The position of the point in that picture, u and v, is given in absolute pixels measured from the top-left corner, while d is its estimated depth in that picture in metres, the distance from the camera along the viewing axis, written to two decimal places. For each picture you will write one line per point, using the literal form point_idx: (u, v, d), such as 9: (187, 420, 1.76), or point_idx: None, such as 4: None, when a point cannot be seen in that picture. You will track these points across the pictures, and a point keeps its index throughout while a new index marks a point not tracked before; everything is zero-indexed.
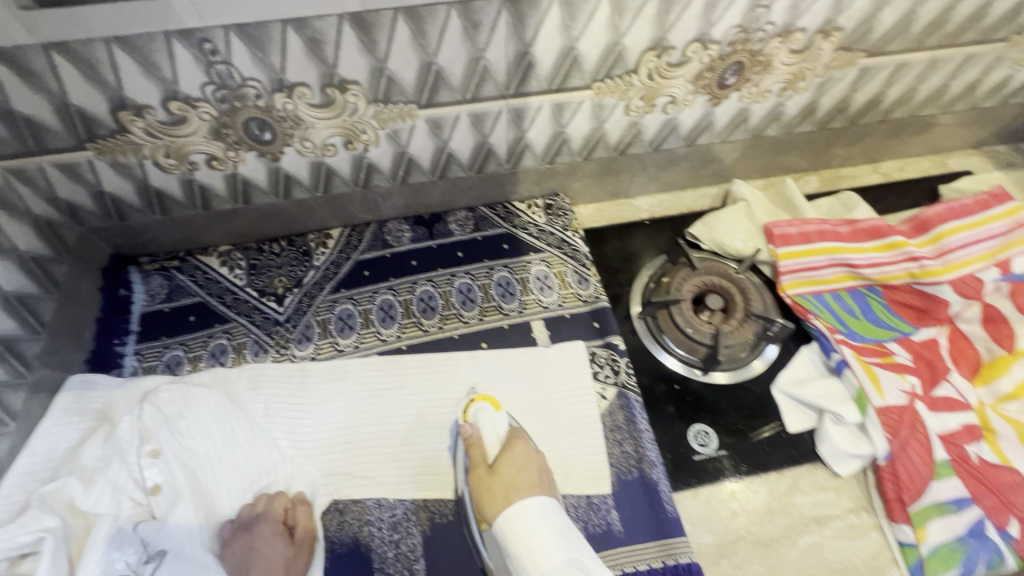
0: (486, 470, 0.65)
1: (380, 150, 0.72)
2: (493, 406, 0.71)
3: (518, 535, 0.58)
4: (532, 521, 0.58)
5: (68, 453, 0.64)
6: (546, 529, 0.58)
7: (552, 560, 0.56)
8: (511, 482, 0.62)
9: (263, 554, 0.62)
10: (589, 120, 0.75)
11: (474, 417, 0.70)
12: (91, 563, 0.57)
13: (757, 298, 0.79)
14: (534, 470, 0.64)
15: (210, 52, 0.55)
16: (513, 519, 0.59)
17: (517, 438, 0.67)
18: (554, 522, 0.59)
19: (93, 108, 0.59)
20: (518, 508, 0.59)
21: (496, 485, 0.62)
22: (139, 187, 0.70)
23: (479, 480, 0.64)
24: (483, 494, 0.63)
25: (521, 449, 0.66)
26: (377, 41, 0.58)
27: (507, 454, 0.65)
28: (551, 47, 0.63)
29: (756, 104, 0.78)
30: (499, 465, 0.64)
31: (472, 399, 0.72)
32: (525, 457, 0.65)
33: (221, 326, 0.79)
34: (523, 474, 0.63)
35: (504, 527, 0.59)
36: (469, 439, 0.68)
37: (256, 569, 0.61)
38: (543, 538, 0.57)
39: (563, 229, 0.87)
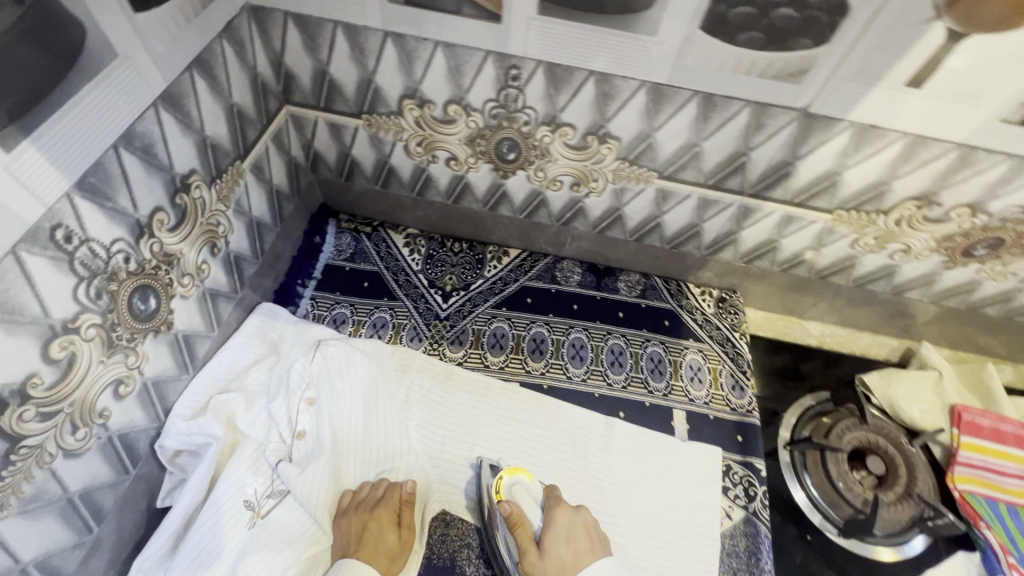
0: (541, 550, 0.62)
1: (599, 200, 0.74)
2: (525, 477, 0.68)
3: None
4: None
5: (242, 371, 0.69)
6: None
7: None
8: (568, 558, 0.61)
9: (374, 540, 0.61)
10: (810, 239, 0.73)
11: (509, 491, 0.66)
12: (231, 479, 0.62)
13: (923, 479, 0.72)
14: (583, 535, 0.63)
15: (513, 77, 0.59)
16: None
17: (558, 507, 0.65)
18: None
19: (387, 90, 0.65)
20: (586, 574, 0.60)
21: (553, 567, 0.61)
22: (379, 161, 0.76)
23: (529, 564, 0.62)
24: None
25: (563, 519, 0.64)
26: (660, 112, 0.60)
27: (557, 530, 0.63)
28: (816, 167, 0.62)
29: (991, 281, 0.73)
30: (550, 542, 0.62)
31: (500, 473, 0.67)
32: (575, 527, 0.63)
33: (388, 301, 0.83)
34: (580, 543, 0.62)
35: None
36: (511, 519, 0.64)
37: (362, 553, 0.61)
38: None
39: (730, 326, 0.85)
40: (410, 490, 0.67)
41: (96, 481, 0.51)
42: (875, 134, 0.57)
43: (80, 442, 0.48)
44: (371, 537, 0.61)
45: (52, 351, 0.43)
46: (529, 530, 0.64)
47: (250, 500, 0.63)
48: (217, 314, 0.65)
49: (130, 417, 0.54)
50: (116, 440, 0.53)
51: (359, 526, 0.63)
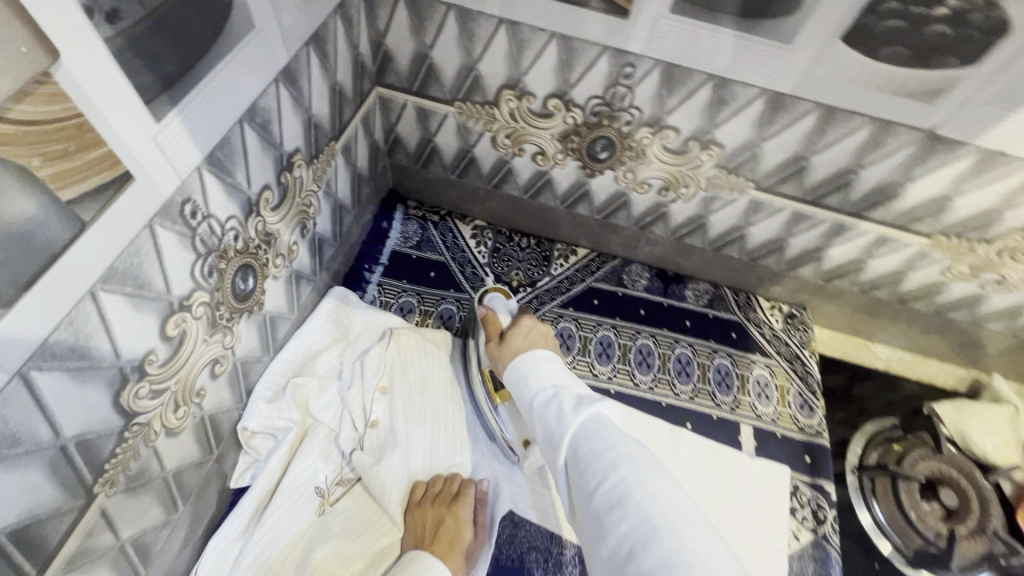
0: (500, 343, 0.59)
1: (685, 205, 0.72)
2: (502, 293, 0.69)
3: (526, 365, 0.51)
4: (531, 363, 0.51)
5: (316, 355, 0.68)
6: (549, 369, 0.50)
7: (555, 380, 0.49)
8: (518, 347, 0.56)
9: (450, 535, 0.58)
10: (900, 262, 0.71)
11: (488, 303, 0.68)
12: (304, 464, 0.62)
13: (996, 515, 0.71)
14: (540, 338, 0.58)
15: (625, 75, 0.58)
16: (518, 360, 0.52)
17: (525, 314, 0.61)
18: (558, 367, 0.50)
19: (488, 79, 0.63)
20: (529, 351, 0.52)
21: (505, 350, 0.57)
22: (461, 150, 0.75)
23: (491, 351, 0.60)
24: (495, 364, 0.58)
25: (529, 323, 0.60)
26: (774, 122, 0.58)
27: (519, 329, 0.59)
28: (927, 190, 0.60)
29: None
30: (511, 335, 0.59)
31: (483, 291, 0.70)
32: (535, 329, 0.59)
33: (455, 293, 0.82)
34: (530, 341, 0.56)
35: (512, 368, 0.52)
36: (484, 318, 0.64)
37: (437, 546, 0.57)
38: (547, 366, 0.50)
39: (799, 344, 0.83)
40: (484, 489, 0.65)
41: (187, 461, 0.51)
42: (1000, 161, 0.55)
43: (179, 420, 0.47)
44: (446, 530, 0.58)
45: (169, 329, 0.42)
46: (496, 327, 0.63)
47: (320, 486, 0.62)
48: (298, 295, 0.65)
49: (220, 397, 0.53)
50: (206, 420, 0.52)
51: (434, 518, 0.59)
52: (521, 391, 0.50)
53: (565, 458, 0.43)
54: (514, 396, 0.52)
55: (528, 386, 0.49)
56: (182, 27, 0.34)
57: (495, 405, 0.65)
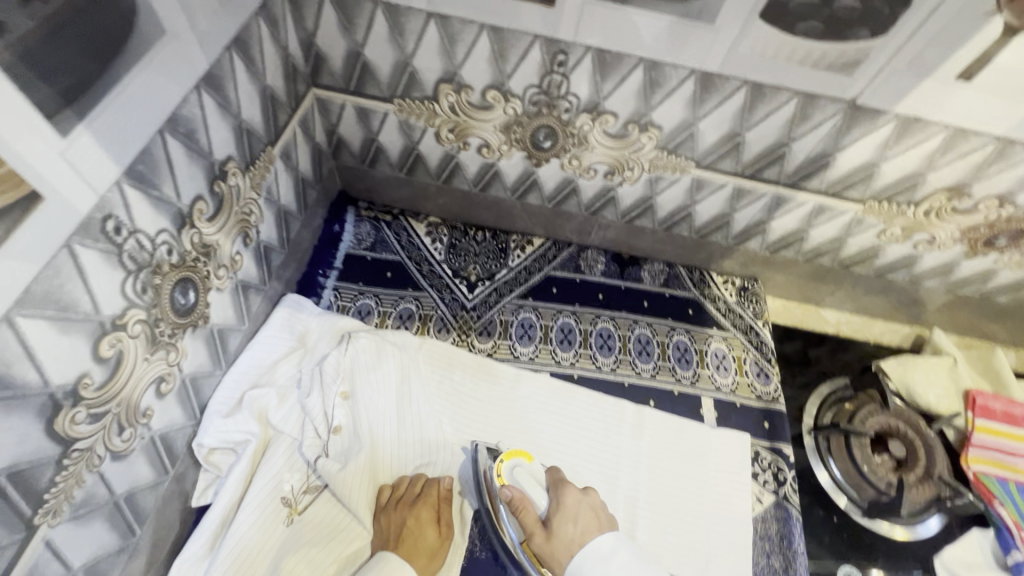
0: (547, 530, 0.61)
1: (632, 189, 0.74)
2: (525, 460, 0.66)
3: (594, 573, 0.58)
4: (604, 560, 0.58)
5: (272, 366, 0.67)
6: (618, 566, 0.58)
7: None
8: (575, 537, 0.60)
9: (414, 537, 0.60)
10: (838, 229, 0.74)
11: (507, 475, 0.64)
12: (268, 475, 0.61)
13: (941, 460, 0.75)
14: (598, 521, 0.61)
15: (558, 63, 0.58)
16: (584, 557, 0.59)
17: (566, 489, 0.63)
18: (627, 564, 0.59)
19: (424, 74, 0.62)
20: (590, 546, 0.59)
21: (560, 544, 0.60)
22: (406, 147, 0.74)
23: (538, 546, 0.60)
24: (550, 551, 0.60)
25: (571, 501, 0.62)
26: (706, 101, 0.59)
27: (564, 512, 0.61)
28: (855, 158, 0.62)
29: (1007, 270, 0.75)
30: (557, 526, 0.60)
31: (500, 456, 0.66)
32: (582, 509, 0.62)
33: (413, 292, 0.81)
34: (582, 528, 0.60)
35: (576, 570, 0.58)
36: (515, 504, 0.62)
37: (402, 549, 0.60)
38: (621, 571, 0.58)
39: (753, 315, 0.86)
40: (447, 486, 0.66)
41: (139, 483, 0.49)
42: (918, 125, 0.57)
43: (125, 443, 0.46)
44: (408, 532, 0.60)
45: (102, 350, 0.41)
46: (529, 513, 0.62)
47: (287, 497, 0.62)
48: (248, 306, 0.63)
49: (170, 416, 0.52)
50: (156, 441, 0.51)
51: (397, 521, 0.62)
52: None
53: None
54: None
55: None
56: (77, 39, 0.33)
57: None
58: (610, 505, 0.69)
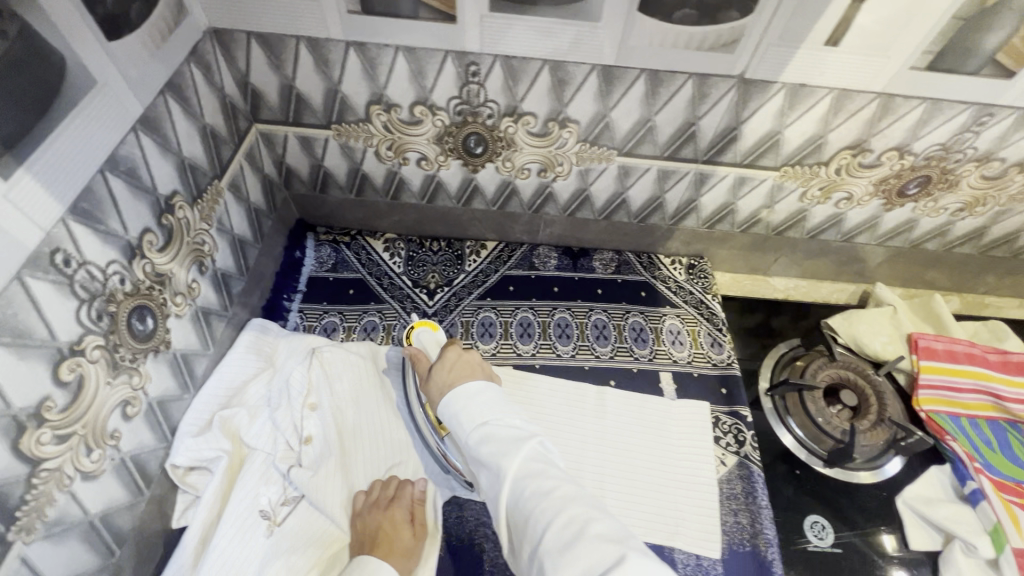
0: (428, 376, 0.65)
1: (565, 183, 0.78)
2: (430, 328, 0.75)
3: (455, 405, 0.57)
4: (463, 396, 0.58)
5: (241, 387, 0.70)
6: (482, 399, 0.57)
7: (484, 416, 0.56)
8: (447, 379, 0.62)
9: (388, 536, 0.61)
10: (763, 197, 0.78)
11: (417, 343, 0.73)
12: (244, 491, 0.64)
13: (892, 404, 0.78)
14: (467, 366, 0.64)
15: (472, 73, 0.63)
16: (451, 396, 0.59)
17: (449, 346, 0.67)
18: (485, 397, 0.58)
19: (354, 99, 0.68)
20: (459, 387, 0.59)
21: (437, 385, 0.63)
22: (351, 169, 0.79)
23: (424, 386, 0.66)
24: (430, 395, 0.64)
25: (452, 355, 0.66)
26: (612, 92, 0.64)
27: (443, 362, 0.65)
28: (758, 129, 0.67)
29: (927, 218, 0.80)
30: (437, 370, 0.64)
31: (410, 329, 0.75)
32: (463, 360, 0.65)
33: (376, 305, 0.85)
34: (456, 372, 0.63)
35: (444, 408, 0.59)
36: (413, 356, 0.69)
37: (377, 550, 0.60)
38: (478, 400, 0.57)
39: (702, 290, 0.90)
40: (420, 488, 0.68)
41: (113, 504, 0.52)
42: (805, 91, 0.63)
43: (95, 464, 0.49)
44: (386, 529, 0.62)
45: (62, 374, 0.44)
46: (424, 365, 0.68)
47: (265, 509, 0.65)
48: (211, 332, 0.67)
49: (139, 437, 0.55)
50: (128, 461, 0.54)
51: (377, 523, 0.63)
52: (455, 429, 0.57)
53: (509, 498, 0.49)
54: (453, 435, 0.59)
55: (460, 430, 0.56)
56: (14, 100, 0.38)
57: (441, 436, 0.67)
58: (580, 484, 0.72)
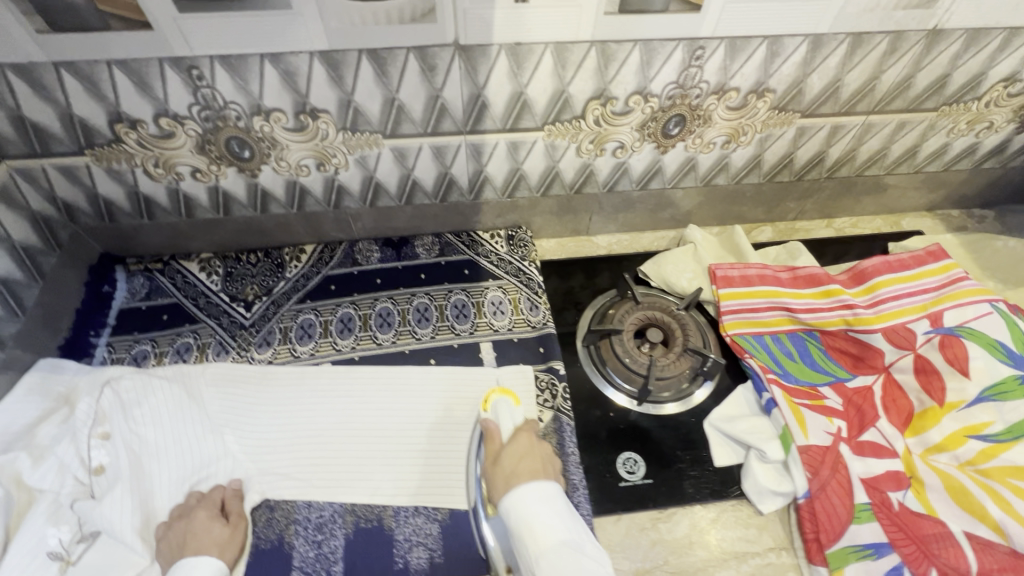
0: (497, 461, 0.65)
1: (349, 174, 0.79)
2: (509, 400, 0.72)
3: (526, 512, 0.57)
4: (534, 503, 0.58)
5: (23, 430, 0.67)
6: (553, 510, 0.58)
7: (558, 536, 0.56)
8: (514, 469, 0.63)
9: (198, 536, 0.62)
10: (543, 158, 0.81)
11: (493, 409, 0.72)
12: (27, 535, 0.62)
13: (696, 334, 0.82)
14: (536, 459, 0.64)
15: (197, 77, 0.63)
16: (521, 494, 0.59)
17: (524, 432, 0.68)
18: (557, 513, 0.58)
19: (93, 119, 0.67)
20: (532, 486, 0.59)
21: (508, 473, 0.62)
22: (130, 192, 0.78)
23: (491, 472, 0.64)
24: (494, 483, 0.63)
25: (524, 441, 0.66)
26: (344, 77, 0.65)
27: (515, 451, 0.65)
28: (501, 92, 0.70)
29: (702, 154, 0.84)
30: (508, 460, 0.64)
31: (490, 394, 0.74)
32: (535, 449, 0.65)
33: (191, 326, 0.84)
34: (534, 466, 0.63)
35: (509, 511, 0.58)
36: (486, 429, 0.69)
37: (188, 551, 0.61)
38: (554, 514, 0.58)
39: (521, 258, 0.92)
40: (235, 485, 0.69)
41: None
42: (524, 49, 0.65)
43: None
44: (193, 532, 0.63)
45: None
46: (497, 446, 0.67)
47: (55, 551, 0.62)
48: None
49: None
50: None
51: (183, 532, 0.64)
52: (522, 542, 0.56)
53: None
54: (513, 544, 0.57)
55: (528, 545, 0.55)
56: None
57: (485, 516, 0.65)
58: (397, 465, 0.72)
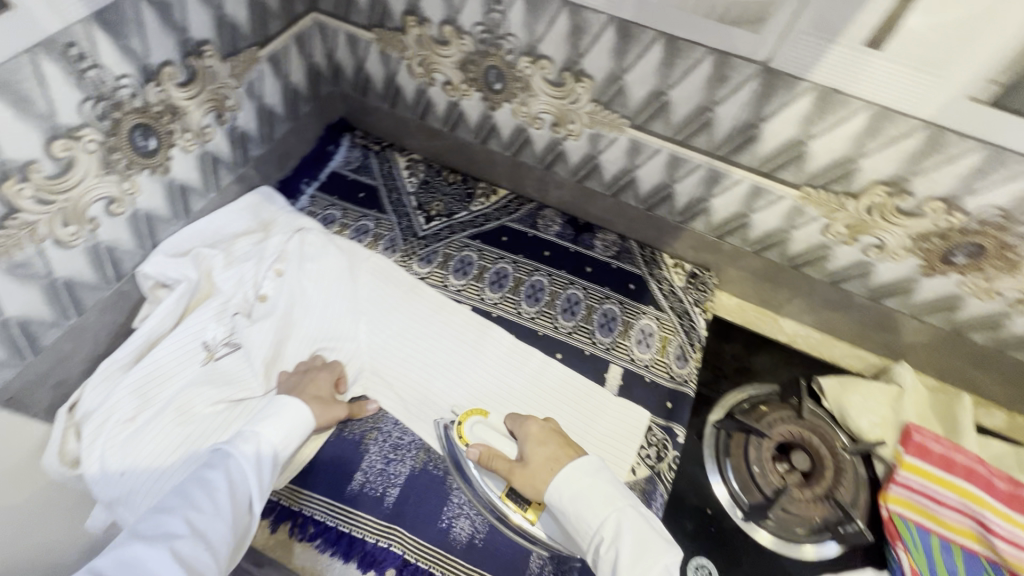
0: (521, 463, 0.62)
1: (577, 144, 0.76)
2: (482, 417, 0.69)
3: (557, 489, 0.58)
4: (570, 477, 0.58)
5: (230, 237, 0.78)
6: (579, 470, 0.58)
7: (578, 492, 0.57)
8: (547, 458, 0.61)
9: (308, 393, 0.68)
10: (780, 218, 0.71)
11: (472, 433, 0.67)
12: (196, 320, 0.72)
13: (847, 487, 0.69)
14: (552, 445, 0.62)
15: (497, 0, 0.64)
16: (564, 482, 0.58)
17: (528, 420, 0.65)
18: (605, 487, 0.57)
19: (394, 4, 0.71)
20: (557, 479, 0.58)
21: (543, 475, 0.60)
22: (387, 78, 0.83)
23: (518, 480, 0.61)
24: (530, 487, 0.60)
25: (535, 428, 0.64)
26: (628, 52, 0.61)
27: (531, 441, 0.63)
28: (781, 133, 0.61)
29: (975, 300, 0.67)
30: (530, 459, 0.61)
31: (457, 420, 0.68)
32: (546, 433, 0.63)
33: (376, 213, 0.90)
34: (552, 449, 0.62)
35: (564, 488, 0.57)
36: (482, 456, 0.64)
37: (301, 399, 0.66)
38: (573, 476, 0.58)
39: (693, 302, 0.84)
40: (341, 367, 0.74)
41: (79, 277, 0.62)
42: (838, 99, 0.55)
43: (70, 236, 0.58)
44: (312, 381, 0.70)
45: (54, 149, 0.53)
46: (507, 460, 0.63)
47: (207, 342, 0.72)
48: (215, 178, 0.76)
49: (118, 235, 0.65)
50: (102, 249, 0.63)
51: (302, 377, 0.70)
52: (557, 509, 0.58)
53: None
54: (555, 514, 0.59)
55: (584, 518, 0.56)
56: None
57: (530, 523, 0.64)
58: None
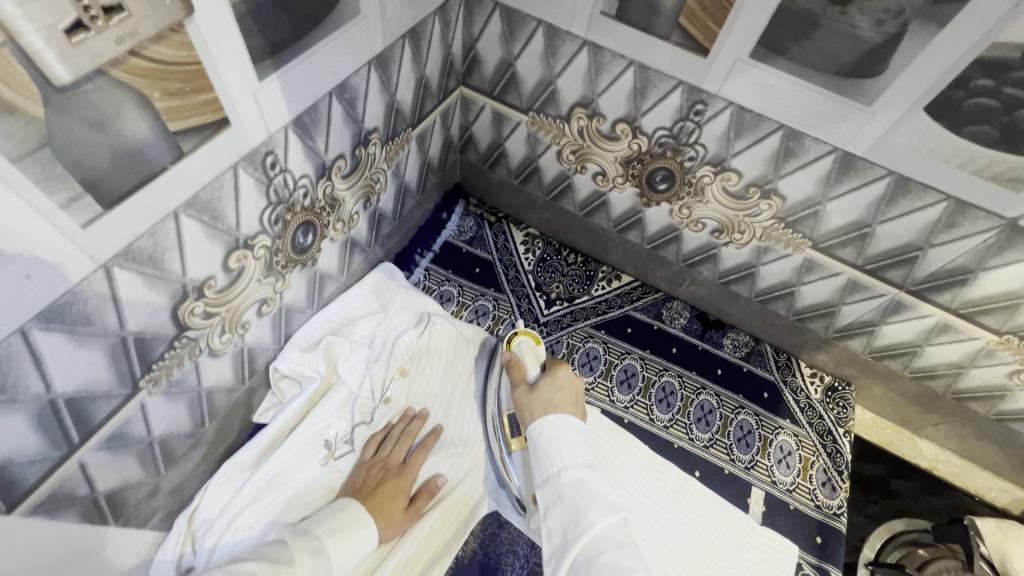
0: (527, 389, 0.53)
1: (736, 252, 0.71)
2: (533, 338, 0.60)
3: (538, 423, 0.49)
4: (556, 421, 0.49)
5: (353, 320, 0.72)
6: (567, 417, 0.50)
7: (556, 436, 0.48)
8: (553, 400, 0.51)
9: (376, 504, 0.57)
10: (961, 354, 0.66)
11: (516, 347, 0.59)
12: (317, 418, 0.63)
13: None
14: (572, 392, 0.52)
15: (695, 112, 0.58)
16: (547, 419, 0.49)
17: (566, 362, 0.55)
18: (587, 443, 0.48)
19: (564, 95, 0.65)
20: (552, 413, 0.50)
21: (536, 403, 0.51)
22: (527, 157, 0.78)
23: (517, 397, 0.54)
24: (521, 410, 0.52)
25: (566, 372, 0.54)
26: (842, 182, 0.56)
27: (552, 380, 0.53)
28: (1000, 283, 0.56)
29: None
30: (542, 385, 0.53)
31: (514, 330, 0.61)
32: (573, 382, 0.53)
33: (494, 292, 0.84)
34: (566, 396, 0.52)
35: (541, 425, 0.49)
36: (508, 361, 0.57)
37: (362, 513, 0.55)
38: (559, 420, 0.49)
39: (835, 420, 0.79)
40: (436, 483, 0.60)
41: (220, 383, 0.56)
42: None
43: (223, 344, 0.53)
44: (386, 487, 0.57)
45: (230, 262, 0.47)
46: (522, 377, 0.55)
47: (329, 441, 0.63)
48: (349, 262, 0.70)
49: (262, 334, 0.59)
50: (245, 352, 0.57)
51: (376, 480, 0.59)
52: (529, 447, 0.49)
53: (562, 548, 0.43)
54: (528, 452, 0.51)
55: (552, 460, 0.47)
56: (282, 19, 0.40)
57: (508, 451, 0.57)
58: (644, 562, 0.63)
